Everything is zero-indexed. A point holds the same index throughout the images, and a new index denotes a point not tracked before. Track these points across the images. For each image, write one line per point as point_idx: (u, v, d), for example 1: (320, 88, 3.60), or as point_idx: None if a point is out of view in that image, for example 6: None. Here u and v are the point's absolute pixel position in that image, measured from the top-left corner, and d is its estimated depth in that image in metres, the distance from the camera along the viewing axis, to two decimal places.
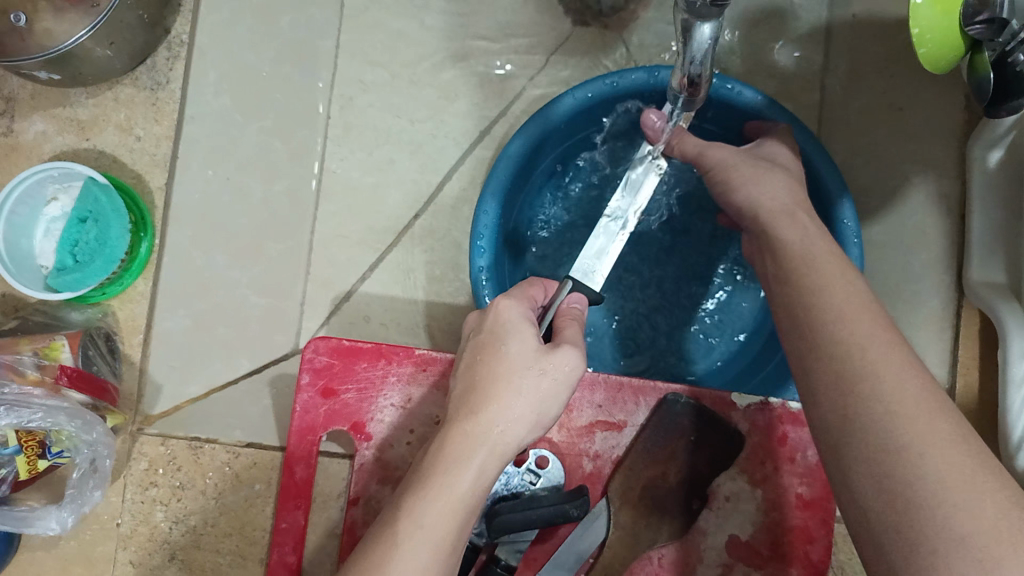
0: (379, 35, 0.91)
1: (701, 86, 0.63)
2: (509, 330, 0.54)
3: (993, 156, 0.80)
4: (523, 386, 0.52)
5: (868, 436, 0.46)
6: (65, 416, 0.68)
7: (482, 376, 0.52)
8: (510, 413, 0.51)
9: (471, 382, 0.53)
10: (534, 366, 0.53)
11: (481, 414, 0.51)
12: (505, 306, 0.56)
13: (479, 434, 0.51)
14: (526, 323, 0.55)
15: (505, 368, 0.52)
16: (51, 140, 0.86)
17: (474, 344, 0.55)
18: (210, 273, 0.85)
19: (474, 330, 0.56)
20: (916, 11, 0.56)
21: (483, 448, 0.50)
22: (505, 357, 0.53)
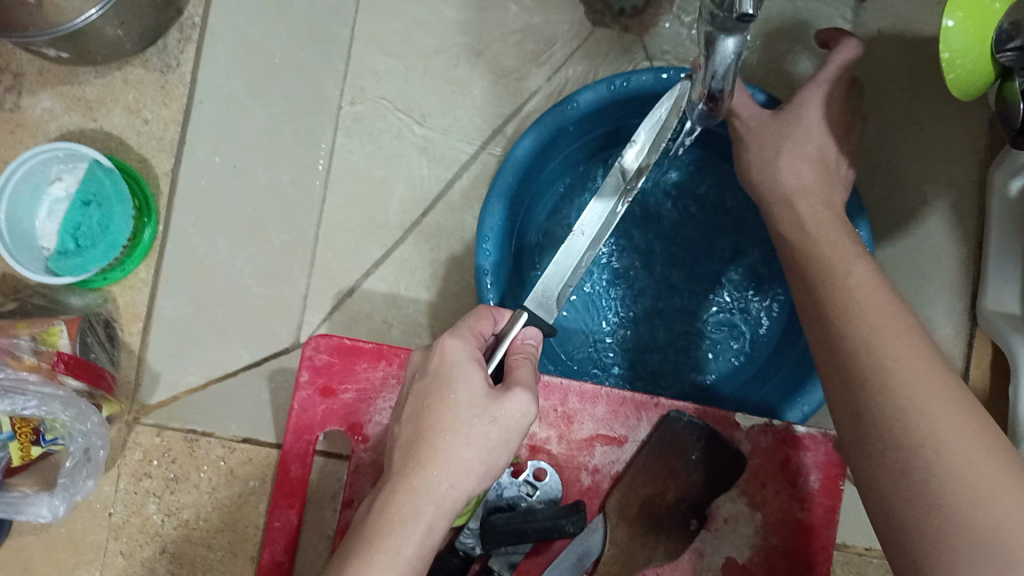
0: (395, 25, 0.89)
1: (722, 101, 0.61)
2: (455, 375, 0.54)
3: (1015, 184, 0.78)
4: (467, 441, 0.53)
5: (894, 426, 0.47)
6: (60, 405, 0.67)
7: (427, 425, 0.53)
8: (452, 469, 0.52)
9: (415, 433, 0.54)
10: (482, 415, 0.53)
11: (422, 473, 0.52)
12: (444, 342, 0.56)
13: (421, 487, 0.51)
14: (467, 369, 0.54)
15: (449, 423, 0.53)
16: (58, 119, 0.85)
17: (417, 393, 0.55)
18: (213, 260, 0.84)
19: (419, 375, 0.56)
20: (947, 35, 0.55)
21: (424, 505, 0.51)
22: (448, 410, 0.53)
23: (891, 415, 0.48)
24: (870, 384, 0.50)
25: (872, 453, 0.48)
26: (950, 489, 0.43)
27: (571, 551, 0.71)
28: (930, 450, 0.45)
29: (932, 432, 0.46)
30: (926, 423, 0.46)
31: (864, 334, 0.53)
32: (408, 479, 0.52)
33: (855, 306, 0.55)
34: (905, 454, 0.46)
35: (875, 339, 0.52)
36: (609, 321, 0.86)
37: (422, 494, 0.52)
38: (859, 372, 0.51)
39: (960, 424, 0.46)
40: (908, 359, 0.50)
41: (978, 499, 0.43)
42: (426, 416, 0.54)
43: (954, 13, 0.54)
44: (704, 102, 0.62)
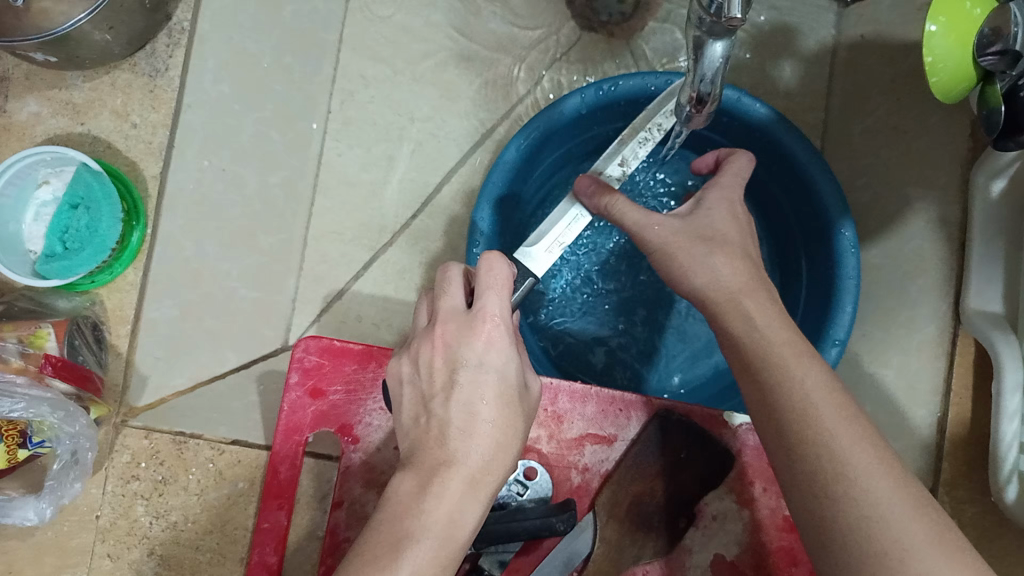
0: (383, 29, 0.90)
1: (708, 105, 0.60)
2: (497, 344, 0.54)
3: (996, 186, 0.76)
4: (515, 422, 0.54)
5: (810, 462, 0.50)
6: (48, 408, 0.67)
7: (465, 398, 0.52)
8: (503, 449, 0.53)
9: (472, 412, 0.52)
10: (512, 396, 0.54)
11: (480, 455, 0.52)
12: (492, 305, 0.55)
13: (460, 464, 0.51)
14: (513, 348, 0.55)
15: (506, 405, 0.53)
16: (45, 122, 0.84)
17: (468, 365, 0.53)
18: (201, 262, 0.84)
19: (462, 342, 0.54)
20: (929, 39, 0.57)
21: (483, 487, 0.51)
22: (504, 391, 0.53)
23: (818, 475, 0.49)
24: (799, 445, 0.51)
25: (801, 506, 0.50)
26: (871, 552, 0.46)
27: (560, 550, 0.71)
28: (852, 512, 0.47)
29: (855, 494, 0.48)
30: (849, 485, 0.48)
31: (792, 394, 0.52)
32: (469, 460, 0.51)
33: (780, 359, 0.54)
34: (830, 515, 0.48)
35: (803, 399, 0.52)
36: (598, 322, 0.87)
37: (483, 476, 0.51)
38: (788, 431, 0.51)
39: (881, 483, 0.47)
40: (835, 420, 0.50)
41: (898, 557, 0.45)
42: (483, 392, 0.53)
43: (937, 18, 0.56)
44: (689, 107, 0.62)
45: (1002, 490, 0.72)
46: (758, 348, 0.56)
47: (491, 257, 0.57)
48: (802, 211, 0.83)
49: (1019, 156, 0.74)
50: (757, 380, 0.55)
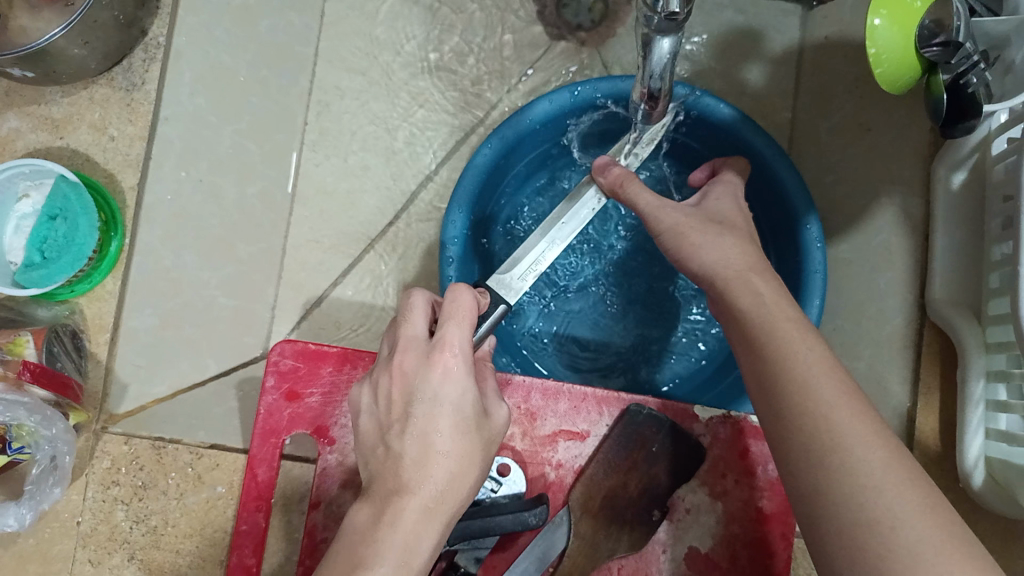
0: (357, 42, 0.92)
1: (661, 100, 0.62)
2: (456, 375, 0.55)
3: (957, 177, 0.78)
4: (474, 450, 0.55)
5: (807, 433, 0.53)
6: (25, 411, 0.68)
7: (419, 430, 0.54)
8: (462, 479, 0.54)
9: (427, 442, 0.54)
10: (469, 425, 0.55)
11: (437, 484, 0.53)
12: (453, 336, 0.56)
13: (415, 490, 0.52)
14: (470, 379, 0.55)
15: (462, 435, 0.54)
16: (25, 138, 0.86)
17: (423, 399, 0.54)
18: (179, 272, 0.85)
19: (418, 373, 0.55)
20: (874, 32, 0.57)
21: (440, 512, 0.53)
22: (460, 422, 0.54)
23: (817, 443, 0.52)
24: (800, 417, 0.53)
25: (799, 477, 0.53)
26: (865, 518, 0.48)
27: (535, 546, 0.72)
28: (847, 480, 0.50)
29: (849, 464, 0.50)
30: (845, 455, 0.50)
31: (794, 370, 0.55)
32: (424, 490, 0.53)
33: (786, 337, 0.57)
34: (827, 485, 0.51)
35: (806, 369, 0.55)
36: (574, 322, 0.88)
37: (439, 503, 0.53)
38: (787, 401, 0.54)
39: (876, 455, 0.50)
40: (837, 395, 0.53)
41: (887, 522, 0.48)
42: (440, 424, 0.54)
43: (880, 10, 0.57)
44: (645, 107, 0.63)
45: (968, 475, 0.73)
46: (765, 325, 0.58)
47: (458, 288, 0.57)
48: (770, 208, 0.85)
49: (976, 147, 0.75)
50: (762, 358, 0.57)
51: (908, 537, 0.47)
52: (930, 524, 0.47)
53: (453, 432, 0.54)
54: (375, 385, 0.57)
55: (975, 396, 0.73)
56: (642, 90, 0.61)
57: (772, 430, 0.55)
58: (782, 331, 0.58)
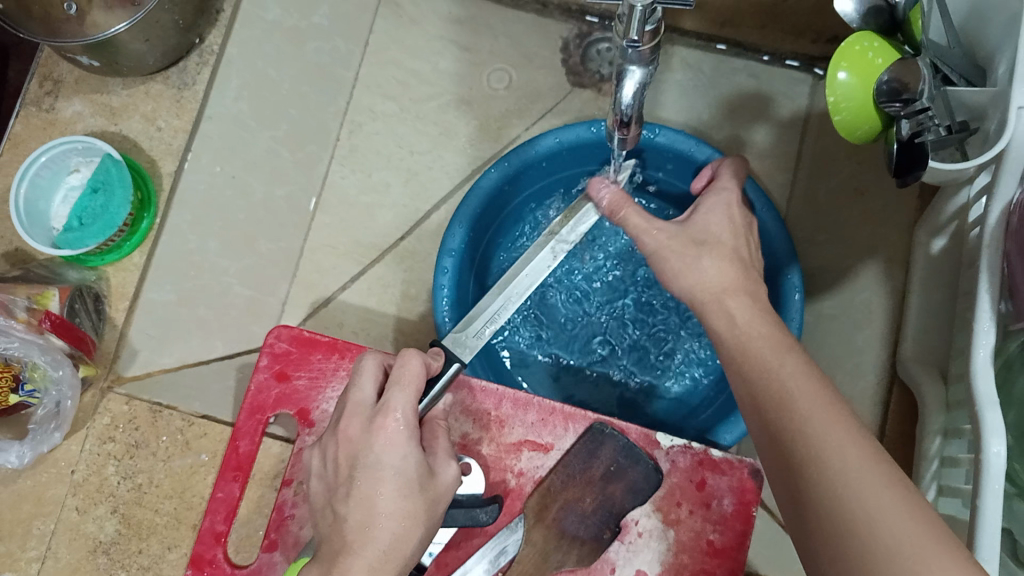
0: (394, 72, 1.00)
1: (634, 127, 0.67)
2: (399, 440, 0.59)
3: (936, 243, 0.80)
4: (423, 512, 0.58)
5: (791, 447, 0.50)
6: (37, 351, 0.76)
7: (361, 494, 0.58)
8: (413, 539, 0.58)
9: (371, 505, 0.57)
10: (413, 486, 0.58)
11: (381, 545, 0.57)
12: (395, 403, 0.60)
13: (359, 552, 0.56)
14: (412, 442, 0.60)
15: (406, 496, 0.58)
16: (84, 121, 0.95)
17: (366, 462, 0.59)
18: (202, 256, 0.93)
19: (362, 439, 0.60)
20: (836, 82, 0.65)
21: (385, 571, 0.56)
22: (408, 484, 0.58)
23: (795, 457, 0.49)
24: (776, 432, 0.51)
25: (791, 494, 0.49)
26: (843, 525, 0.45)
27: (488, 547, 0.75)
28: (825, 487, 0.46)
29: (826, 469, 0.47)
30: (821, 462, 0.47)
31: (772, 385, 0.53)
32: (368, 549, 0.56)
33: (762, 356, 0.56)
34: (809, 495, 0.47)
35: (780, 386, 0.53)
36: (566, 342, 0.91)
37: (384, 562, 0.56)
38: (767, 416, 0.53)
39: (852, 453, 0.47)
40: (812, 404, 0.50)
41: (866, 524, 0.44)
42: (386, 490, 0.58)
43: (840, 64, 0.65)
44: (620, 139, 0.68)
45: None
46: (741, 355, 0.57)
47: (407, 355, 0.63)
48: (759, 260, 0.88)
49: (955, 215, 0.77)
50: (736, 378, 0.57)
51: (893, 538, 0.43)
52: (914, 516, 0.43)
53: (397, 494, 0.58)
54: (325, 449, 0.62)
55: (932, 453, 0.74)
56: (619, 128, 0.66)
57: (762, 448, 0.53)
58: (758, 348, 0.57)
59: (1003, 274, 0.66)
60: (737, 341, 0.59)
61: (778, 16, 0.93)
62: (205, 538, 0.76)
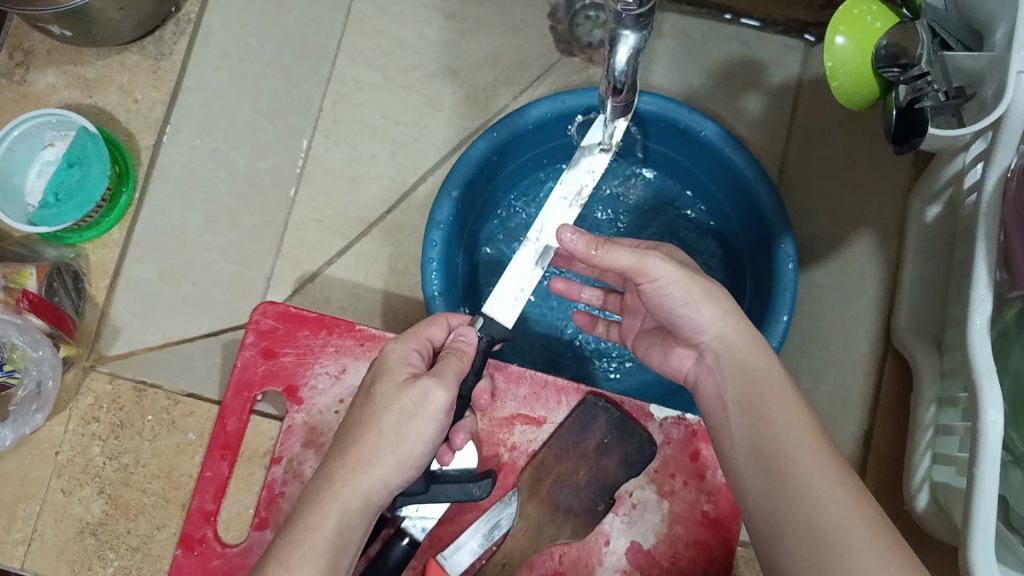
0: (378, 41, 0.98)
1: (626, 93, 0.65)
2: (381, 372, 0.61)
3: (931, 210, 0.79)
4: (407, 434, 0.57)
5: (797, 495, 0.50)
6: (15, 331, 0.74)
7: (350, 425, 0.59)
8: (396, 462, 0.57)
9: (351, 431, 0.58)
10: (391, 406, 0.58)
11: (345, 466, 0.56)
12: (391, 348, 0.63)
13: (331, 476, 0.56)
14: (388, 370, 0.60)
15: (375, 415, 0.58)
16: (59, 93, 0.92)
17: (367, 385, 0.61)
18: (183, 231, 0.91)
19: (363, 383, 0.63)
20: (834, 48, 0.65)
21: (352, 487, 0.55)
22: (386, 400, 0.58)
23: (771, 457, 0.53)
24: (753, 434, 0.55)
25: (757, 500, 0.53)
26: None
27: (482, 522, 0.75)
28: (833, 543, 0.47)
29: (834, 522, 0.48)
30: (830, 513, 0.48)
31: (777, 423, 0.54)
32: (337, 469, 0.56)
33: (764, 379, 0.56)
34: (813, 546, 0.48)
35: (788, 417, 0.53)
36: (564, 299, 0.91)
37: (347, 478, 0.56)
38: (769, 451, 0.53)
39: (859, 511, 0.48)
40: (818, 449, 0.51)
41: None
42: (372, 409, 0.58)
43: (838, 28, 0.64)
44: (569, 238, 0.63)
45: (913, 498, 0.74)
46: (743, 372, 0.58)
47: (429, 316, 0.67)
48: (750, 232, 0.87)
49: (950, 181, 0.76)
50: (740, 391, 0.57)
51: None
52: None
53: (371, 416, 0.58)
54: None
55: (926, 421, 0.74)
56: (614, 95, 0.65)
57: (755, 485, 0.53)
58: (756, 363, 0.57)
59: (998, 241, 0.65)
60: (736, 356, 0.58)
61: None
62: (195, 518, 0.75)
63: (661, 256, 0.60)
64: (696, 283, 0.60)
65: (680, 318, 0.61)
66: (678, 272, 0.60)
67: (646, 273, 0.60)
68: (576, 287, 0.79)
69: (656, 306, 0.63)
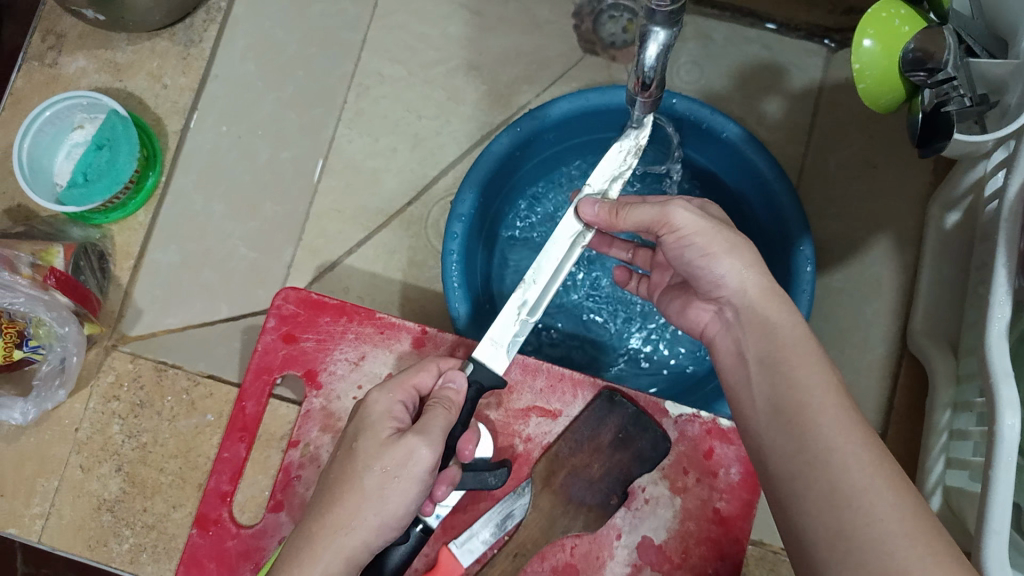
0: (402, 35, 0.98)
1: (654, 90, 0.66)
2: (366, 426, 0.60)
3: (951, 217, 0.80)
4: (389, 495, 0.57)
5: (829, 486, 0.49)
6: (43, 307, 0.75)
7: (334, 478, 0.59)
8: (379, 524, 0.56)
9: (335, 485, 0.58)
10: (375, 465, 0.57)
11: (329, 528, 0.56)
12: (375, 400, 0.62)
13: (315, 534, 0.56)
14: (372, 425, 0.60)
15: (359, 474, 0.57)
16: (89, 76, 0.94)
17: (351, 439, 0.60)
18: (207, 216, 0.92)
19: (349, 429, 0.62)
20: (860, 49, 0.65)
21: (338, 549, 0.55)
22: (369, 459, 0.58)
23: (806, 453, 0.51)
24: (776, 395, 0.56)
25: (777, 462, 0.54)
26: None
27: (495, 511, 0.76)
28: (866, 535, 0.46)
29: (866, 514, 0.47)
30: (863, 508, 0.47)
31: (810, 414, 0.53)
32: (321, 529, 0.56)
33: (796, 368, 0.55)
34: (845, 538, 0.47)
35: (817, 408, 0.53)
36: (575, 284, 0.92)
37: (332, 539, 0.55)
38: (796, 442, 0.53)
39: (891, 503, 0.47)
40: (851, 441, 0.50)
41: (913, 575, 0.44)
42: (356, 466, 0.58)
43: (866, 31, 0.65)
44: (593, 216, 0.68)
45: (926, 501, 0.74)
46: (771, 359, 0.57)
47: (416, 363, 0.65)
48: (768, 234, 0.88)
49: (970, 189, 0.76)
50: (770, 383, 0.57)
51: None
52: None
53: (355, 472, 0.58)
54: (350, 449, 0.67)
55: (941, 425, 0.74)
56: (637, 87, 0.65)
57: (784, 477, 0.53)
58: (781, 353, 0.57)
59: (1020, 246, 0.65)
60: (768, 345, 0.58)
61: None
62: (212, 498, 0.76)
63: (683, 206, 0.63)
64: (717, 233, 0.62)
65: (700, 271, 0.63)
66: (699, 222, 0.62)
67: (667, 222, 0.63)
68: (607, 240, 0.80)
69: (677, 260, 0.65)
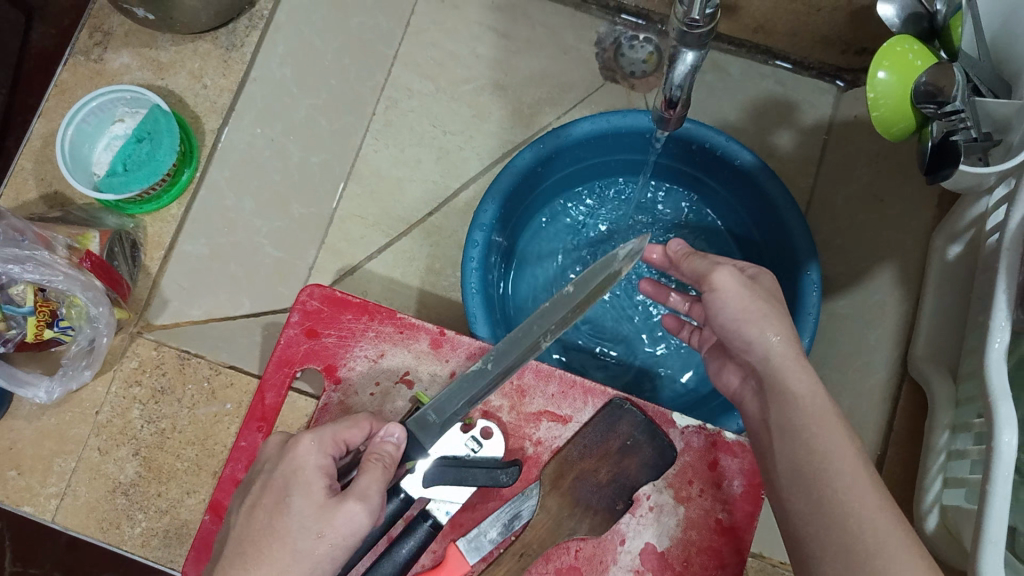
0: (433, 52, 1.02)
1: (681, 108, 0.69)
2: (297, 481, 0.58)
3: (953, 249, 0.82)
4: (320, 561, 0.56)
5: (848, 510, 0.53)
6: (81, 287, 0.77)
7: (261, 530, 0.57)
8: None
9: (266, 537, 0.56)
10: (309, 528, 0.56)
11: None
12: (304, 451, 0.60)
13: None
14: (305, 480, 0.58)
15: (293, 535, 0.56)
16: (132, 73, 0.97)
17: (279, 490, 0.58)
18: (236, 212, 0.95)
19: (272, 474, 0.60)
20: (876, 81, 0.69)
21: None
22: (306, 519, 0.56)
23: (822, 472, 0.55)
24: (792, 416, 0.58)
25: (791, 481, 0.57)
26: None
27: (502, 510, 0.73)
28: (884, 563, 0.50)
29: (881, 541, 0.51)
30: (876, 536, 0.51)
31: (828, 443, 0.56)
32: None
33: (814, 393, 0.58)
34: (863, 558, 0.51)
35: (835, 433, 0.56)
36: None
37: None
38: (813, 467, 0.56)
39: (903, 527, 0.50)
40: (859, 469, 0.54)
41: None
42: (288, 523, 0.56)
43: (881, 63, 0.69)
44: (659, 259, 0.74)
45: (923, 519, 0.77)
46: (789, 381, 0.60)
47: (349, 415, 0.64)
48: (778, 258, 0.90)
49: (973, 223, 0.79)
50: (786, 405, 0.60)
51: None
52: None
53: (289, 530, 0.56)
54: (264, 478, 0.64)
55: (941, 446, 0.77)
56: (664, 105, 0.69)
57: (801, 501, 0.56)
58: (798, 378, 0.60)
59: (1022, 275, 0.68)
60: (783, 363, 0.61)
61: (811, 26, 0.96)
62: (225, 485, 0.75)
63: (730, 271, 0.65)
64: (753, 299, 0.63)
65: (732, 334, 0.64)
66: (740, 286, 0.64)
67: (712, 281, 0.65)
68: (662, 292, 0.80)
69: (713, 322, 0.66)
